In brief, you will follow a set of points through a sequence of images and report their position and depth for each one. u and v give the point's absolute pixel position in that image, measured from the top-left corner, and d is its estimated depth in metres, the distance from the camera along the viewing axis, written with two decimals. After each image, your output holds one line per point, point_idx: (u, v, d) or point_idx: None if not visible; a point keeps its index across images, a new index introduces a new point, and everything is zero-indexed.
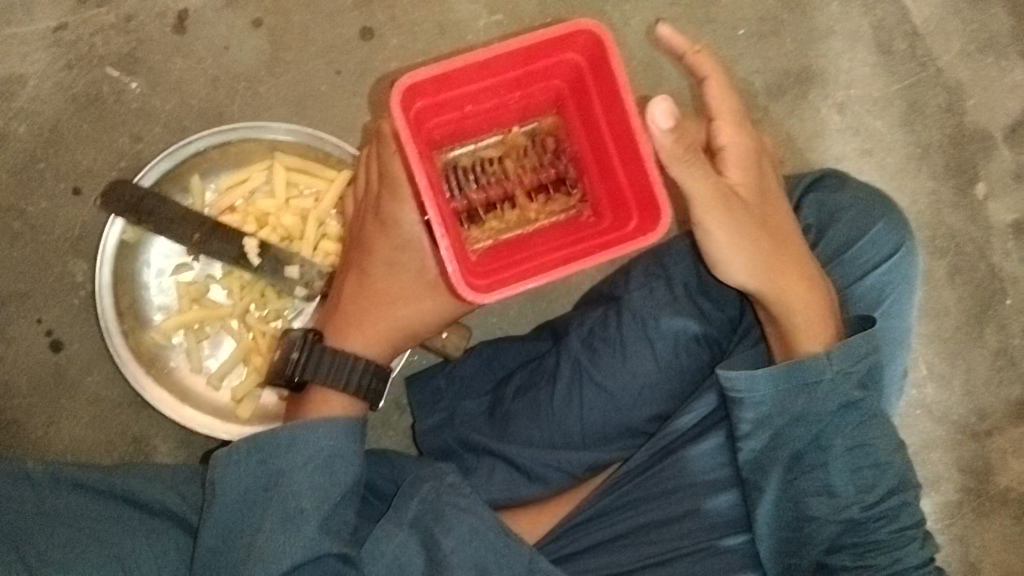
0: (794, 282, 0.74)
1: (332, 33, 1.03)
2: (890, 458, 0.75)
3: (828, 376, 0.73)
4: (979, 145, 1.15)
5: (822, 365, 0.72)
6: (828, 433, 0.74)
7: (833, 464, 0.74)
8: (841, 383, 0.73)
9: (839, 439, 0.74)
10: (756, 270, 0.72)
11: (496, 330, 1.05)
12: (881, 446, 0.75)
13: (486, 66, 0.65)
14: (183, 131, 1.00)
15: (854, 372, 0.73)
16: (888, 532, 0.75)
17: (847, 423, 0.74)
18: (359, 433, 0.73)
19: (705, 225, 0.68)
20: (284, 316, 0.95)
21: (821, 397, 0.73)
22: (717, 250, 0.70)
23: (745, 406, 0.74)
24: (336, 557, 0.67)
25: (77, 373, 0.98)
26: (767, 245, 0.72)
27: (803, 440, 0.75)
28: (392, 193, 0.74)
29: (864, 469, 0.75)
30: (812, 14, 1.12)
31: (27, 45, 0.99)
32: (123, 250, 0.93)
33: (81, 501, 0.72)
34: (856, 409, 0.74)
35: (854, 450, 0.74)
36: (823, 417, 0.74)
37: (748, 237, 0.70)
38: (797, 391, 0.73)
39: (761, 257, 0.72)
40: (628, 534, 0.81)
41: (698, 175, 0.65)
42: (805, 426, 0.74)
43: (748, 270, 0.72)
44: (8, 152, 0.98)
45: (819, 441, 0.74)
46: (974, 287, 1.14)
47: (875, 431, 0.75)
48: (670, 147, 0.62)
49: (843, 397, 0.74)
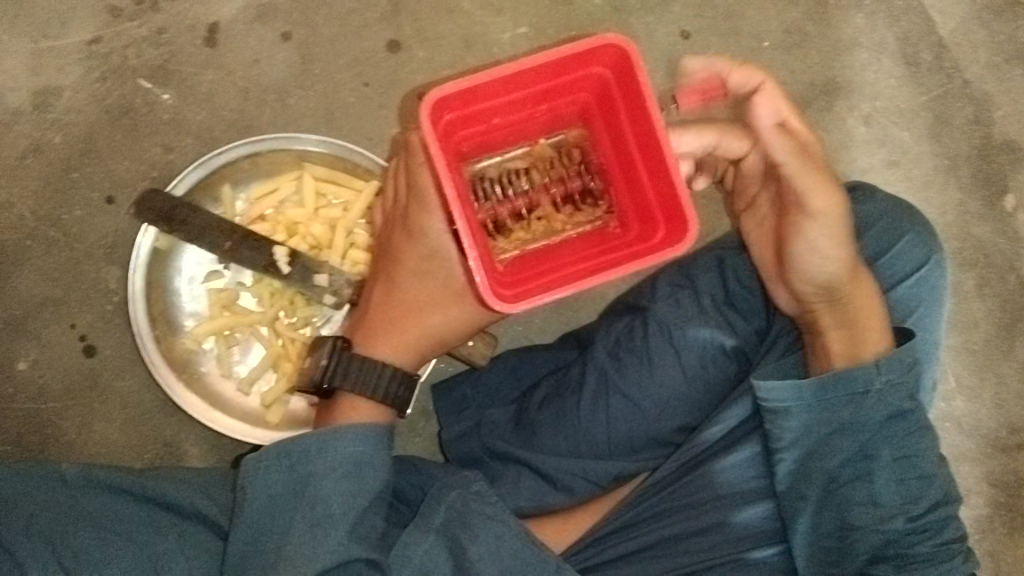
0: (862, 281, 0.74)
1: (360, 46, 1.04)
2: (934, 471, 0.75)
3: (875, 386, 0.73)
4: (1007, 157, 1.15)
5: (870, 374, 0.73)
6: (874, 443, 0.74)
7: (879, 474, 0.73)
8: (890, 392, 0.73)
9: (885, 449, 0.74)
10: (845, 267, 0.71)
11: (522, 339, 1.05)
12: (928, 458, 0.75)
13: (513, 80, 0.66)
14: (215, 142, 1.02)
15: (902, 383, 0.73)
16: (932, 545, 0.74)
17: (894, 433, 0.74)
18: (387, 440, 0.73)
19: (820, 225, 0.69)
20: (313, 323, 0.96)
21: (867, 405, 0.73)
22: (827, 254, 0.70)
23: (789, 415, 0.75)
24: (363, 562, 0.67)
25: (109, 377, 0.99)
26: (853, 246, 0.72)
27: (847, 449, 0.74)
28: (419, 203, 0.75)
29: (910, 480, 0.74)
30: (837, 26, 1.12)
31: (63, 57, 1.01)
32: (155, 256, 0.94)
33: (115, 504, 0.73)
34: (904, 419, 0.74)
35: (901, 460, 0.74)
36: (871, 426, 0.74)
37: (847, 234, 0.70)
38: (841, 401, 0.73)
39: (851, 256, 0.71)
40: (659, 545, 0.81)
41: (814, 177, 0.68)
42: (850, 435, 0.74)
43: (839, 267, 0.71)
44: (43, 162, 1.00)
45: (864, 451, 0.74)
46: (1004, 299, 1.13)
47: (922, 443, 0.75)
48: (782, 141, 0.67)
49: (892, 406, 0.73)
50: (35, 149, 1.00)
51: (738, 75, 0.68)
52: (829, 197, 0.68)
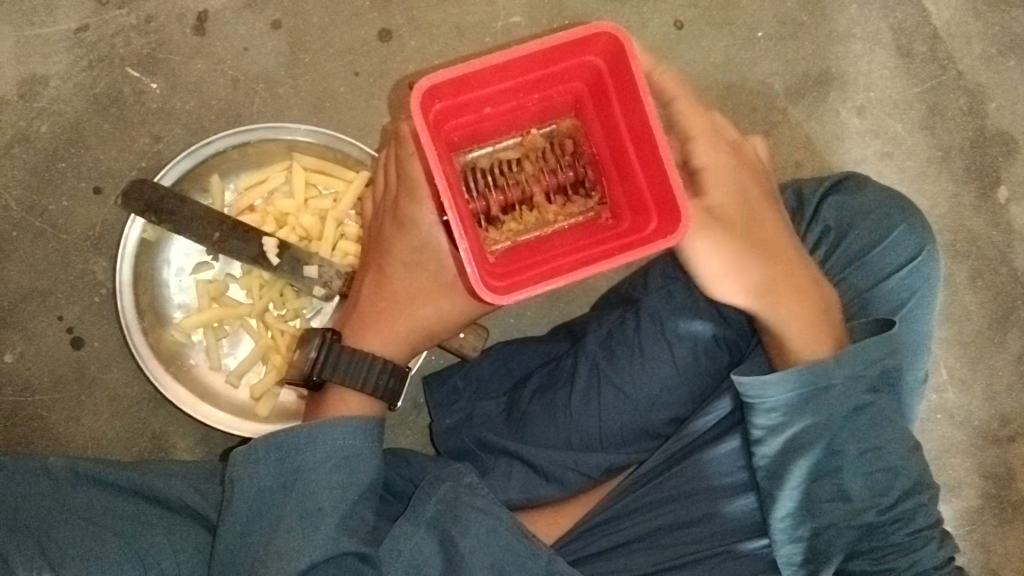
0: (791, 298, 0.74)
1: (351, 35, 1.03)
2: (903, 461, 0.74)
3: (837, 380, 0.72)
4: (1000, 148, 1.14)
5: (831, 368, 0.72)
6: (840, 437, 0.73)
7: (847, 468, 0.73)
8: (852, 386, 0.73)
9: (850, 443, 0.73)
10: (754, 292, 0.72)
11: (513, 331, 1.05)
12: (896, 448, 0.74)
13: (505, 69, 0.65)
14: (203, 132, 1.01)
15: (865, 376, 0.73)
16: (905, 535, 0.74)
17: (858, 426, 0.73)
18: (376, 432, 0.72)
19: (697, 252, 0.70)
20: (303, 315, 0.95)
21: (831, 399, 0.73)
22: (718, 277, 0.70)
23: (756, 412, 0.74)
24: (353, 555, 0.67)
25: (96, 370, 0.98)
26: (767, 270, 0.72)
27: (816, 445, 0.74)
28: (410, 193, 0.74)
29: (878, 472, 0.74)
30: (831, 17, 1.12)
31: (50, 45, 1.00)
32: (144, 247, 0.93)
33: (102, 496, 0.72)
34: (865, 412, 0.74)
35: (867, 453, 0.73)
36: (835, 421, 0.73)
37: (743, 262, 0.71)
38: (807, 395, 0.73)
39: (762, 281, 0.72)
40: (642, 538, 0.80)
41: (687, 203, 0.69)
42: (817, 430, 0.73)
43: (740, 290, 0.71)
44: (30, 152, 0.99)
45: (830, 445, 0.73)
46: (996, 291, 1.13)
47: (888, 433, 0.74)
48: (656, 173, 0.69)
49: (853, 400, 0.73)
50: (22, 139, 0.99)
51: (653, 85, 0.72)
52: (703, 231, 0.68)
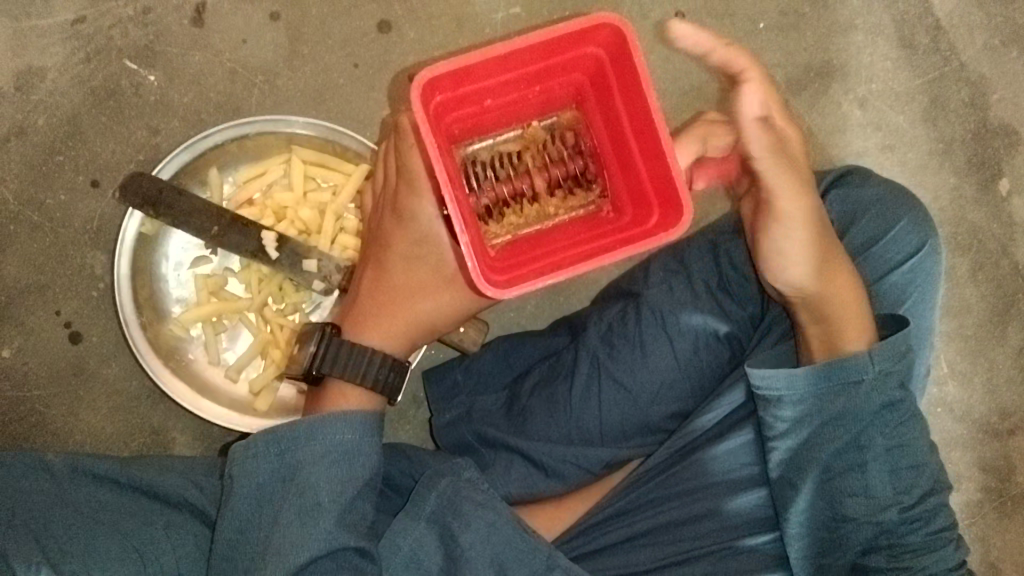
0: (842, 280, 0.72)
1: (349, 27, 1.03)
2: (925, 460, 0.74)
3: (869, 376, 0.71)
4: (1002, 140, 1.14)
5: (864, 365, 0.71)
6: (868, 433, 0.72)
7: (871, 464, 0.72)
8: (883, 383, 0.72)
9: (877, 439, 0.72)
10: (819, 270, 0.70)
11: (512, 325, 1.05)
12: (920, 446, 0.74)
13: (506, 60, 0.64)
14: (202, 125, 1.00)
15: (896, 371, 0.72)
16: (924, 535, 0.73)
17: (886, 423, 0.72)
18: (376, 428, 0.72)
19: (789, 227, 0.67)
20: (302, 309, 0.95)
21: (860, 395, 0.72)
22: (794, 253, 0.68)
23: (782, 405, 0.73)
24: (352, 550, 0.66)
25: (95, 364, 0.98)
26: (829, 248, 0.70)
27: (841, 440, 0.73)
28: (409, 186, 0.73)
29: (903, 469, 0.73)
30: (833, 8, 1.11)
31: (47, 37, 0.99)
32: (141, 241, 0.93)
33: (100, 493, 0.72)
34: (895, 409, 0.72)
35: (893, 450, 0.73)
36: (865, 416, 0.72)
37: (819, 239, 0.69)
38: (835, 390, 0.72)
39: (825, 259, 0.70)
40: (651, 532, 0.80)
41: (782, 174, 0.65)
42: (842, 426, 0.73)
43: (811, 270, 0.70)
44: (26, 145, 0.98)
45: (858, 441, 0.73)
46: (997, 284, 1.13)
47: (913, 432, 0.74)
48: (761, 138, 0.64)
49: (885, 396, 0.72)
50: (19, 132, 0.98)
51: (723, 55, 0.62)
52: (795, 199, 0.66)
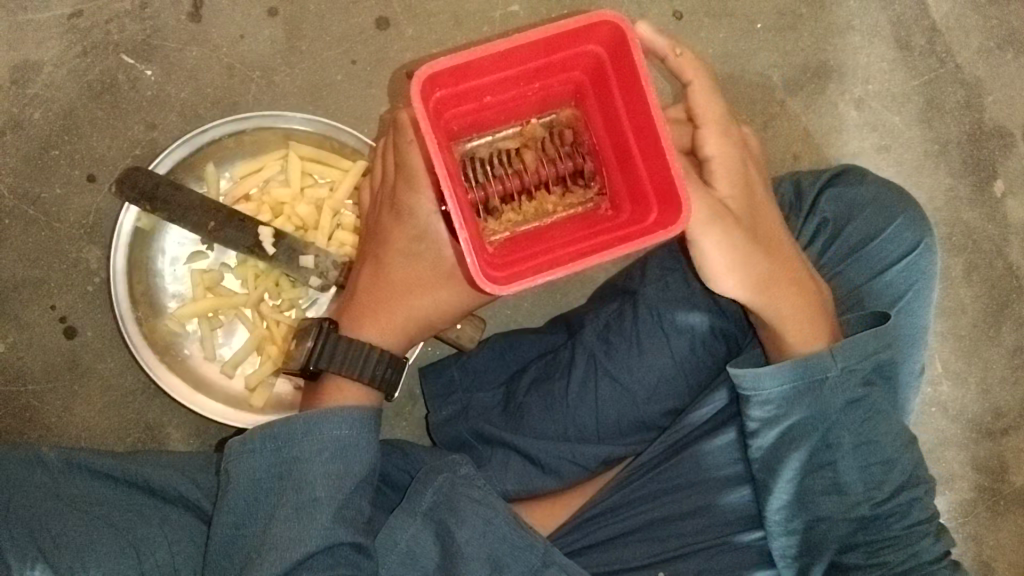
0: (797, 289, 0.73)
1: (348, 23, 1.02)
2: (896, 455, 0.74)
3: (833, 373, 0.72)
4: (997, 142, 1.14)
5: (827, 362, 0.71)
6: (836, 430, 0.73)
7: (842, 462, 0.73)
8: (848, 380, 0.72)
9: (847, 436, 0.73)
10: (753, 285, 0.70)
11: (510, 323, 1.05)
12: (890, 442, 0.74)
13: (506, 57, 0.64)
14: (198, 120, 1.00)
15: (860, 369, 0.72)
16: (900, 528, 0.73)
17: (854, 420, 0.73)
18: (373, 424, 0.71)
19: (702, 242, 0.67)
20: (299, 305, 0.95)
21: (826, 393, 0.72)
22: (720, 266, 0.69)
23: (752, 405, 0.74)
24: (348, 545, 0.65)
25: (90, 359, 0.97)
26: (766, 265, 0.70)
27: (811, 438, 0.73)
28: (408, 181, 0.73)
29: (874, 465, 0.73)
30: (830, 9, 1.11)
31: (44, 31, 0.99)
32: (137, 235, 0.92)
33: (96, 487, 0.72)
34: (862, 405, 0.73)
35: (862, 447, 0.73)
36: (833, 414, 0.72)
37: (745, 257, 0.69)
38: (804, 388, 0.72)
39: (758, 274, 0.70)
40: (640, 530, 0.81)
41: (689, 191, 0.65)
42: (812, 424, 0.73)
43: (740, 283, 0.70)
44: (22, 138, 0.98)
45: (826, 439, 0.73)
46: (991, 284, 1.13)
47: (883, 428, 0.74)
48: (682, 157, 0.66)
49: (849, 393, 0.72)
50: (15, 126, 0.98)
51: (676, 67, 0.69)
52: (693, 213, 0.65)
